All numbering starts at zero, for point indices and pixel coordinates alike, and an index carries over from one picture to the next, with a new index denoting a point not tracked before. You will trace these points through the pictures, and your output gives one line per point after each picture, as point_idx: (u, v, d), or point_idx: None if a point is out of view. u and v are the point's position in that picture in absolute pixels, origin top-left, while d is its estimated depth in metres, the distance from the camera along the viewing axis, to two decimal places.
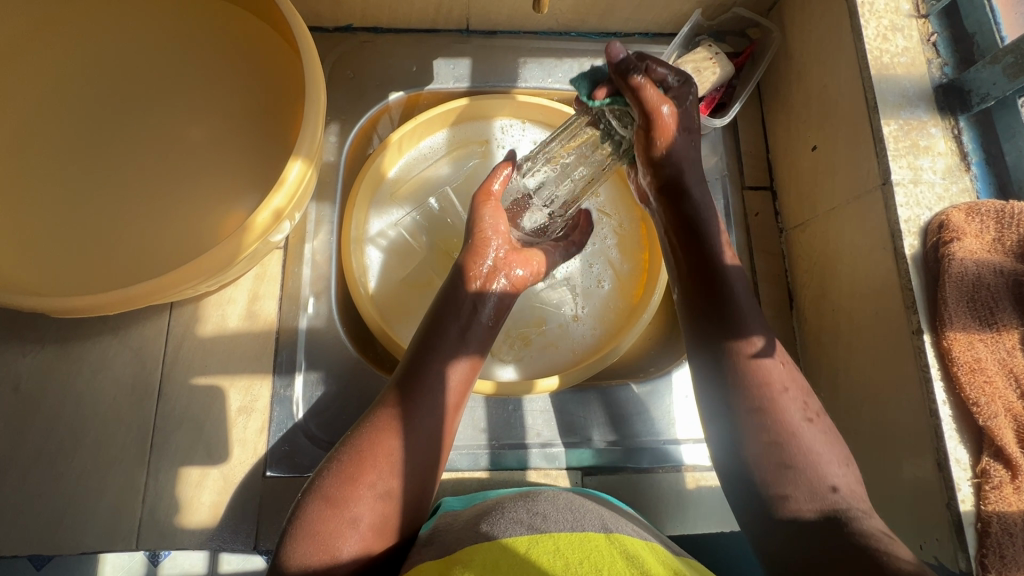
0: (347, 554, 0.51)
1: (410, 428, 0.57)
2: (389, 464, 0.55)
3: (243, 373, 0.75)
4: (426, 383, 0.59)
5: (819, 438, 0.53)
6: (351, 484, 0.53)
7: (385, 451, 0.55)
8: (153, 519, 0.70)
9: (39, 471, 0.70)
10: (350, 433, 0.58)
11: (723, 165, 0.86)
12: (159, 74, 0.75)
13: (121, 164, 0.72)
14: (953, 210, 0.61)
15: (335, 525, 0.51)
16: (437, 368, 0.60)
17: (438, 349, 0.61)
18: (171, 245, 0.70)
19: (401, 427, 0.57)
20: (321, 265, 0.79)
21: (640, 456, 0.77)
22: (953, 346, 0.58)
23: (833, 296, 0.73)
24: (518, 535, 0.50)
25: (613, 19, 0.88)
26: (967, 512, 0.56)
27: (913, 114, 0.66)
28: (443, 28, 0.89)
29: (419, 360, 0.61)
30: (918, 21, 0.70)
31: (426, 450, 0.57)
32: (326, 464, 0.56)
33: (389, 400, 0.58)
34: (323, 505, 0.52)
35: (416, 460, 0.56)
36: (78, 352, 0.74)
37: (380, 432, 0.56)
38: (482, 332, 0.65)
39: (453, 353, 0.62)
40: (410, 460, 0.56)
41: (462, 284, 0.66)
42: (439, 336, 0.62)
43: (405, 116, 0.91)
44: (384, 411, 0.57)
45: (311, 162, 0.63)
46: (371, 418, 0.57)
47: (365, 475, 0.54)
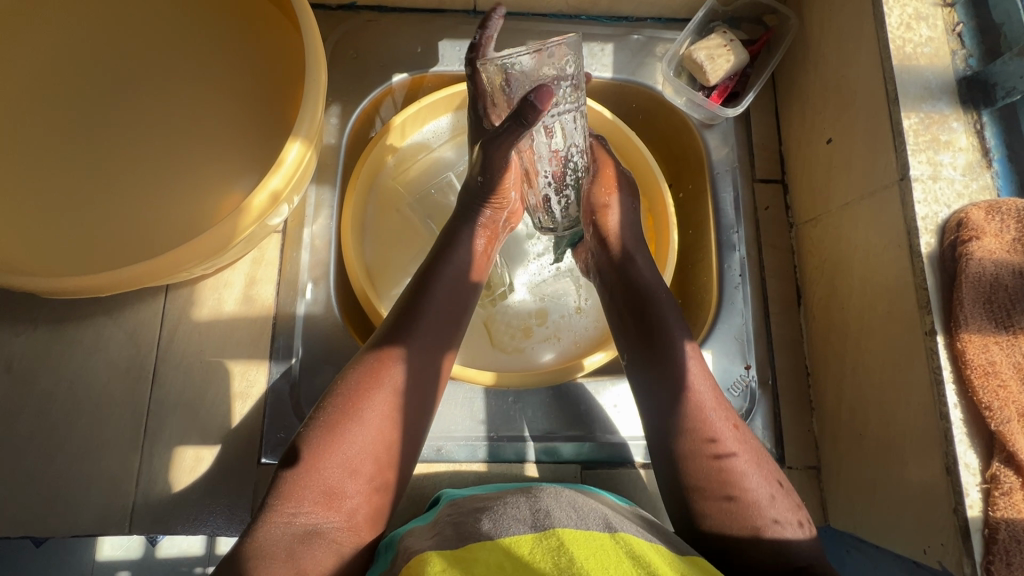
0: (342, 495, 0.51)
1: (406, 373, 0.57)
2: (384, 407, 0.55)
3: (239, 359, 0.74)
4: (421, 328, 0.60)
5: (751, 462, 0.57)
6: (329, 452, 0.52)
7: (384, 394, 0.55)
8: (147, 504, 0.69)
9: (31, 452, 0.69)
10: (344, 374, 0.57)
11: (734, 156, 0.83)
12: (157, 49, 0.73)
13: (117, 142, 0.71)
14: (973, 208, 0.59)
15: (334, 466, 0.51)
16: (431, 314, 0.61)
17: (422, 320, 0.60)
18: (167, 226, 0.68)
19: (382, 394, 0.55)
20: (320, 250, 0.78)
21: (640, 452, 0.75)
22: (967, 348, 0.56)
23: (843, 294, 0.72)
24: (522, 535, 0.49)
25: (625, 2, 0.85)
26: (974, 518, 0.54)
27: (934, 107, 0.64)
28: (449, 8, 0.86)
29: (400, 326, 0.59)
30: (944, 10, 0.67)
31: (407, 413, 0.56)
32: (302, 432, 0.54)
33: (383, 341, 0.58)
34: (318, 446, 0.52)
35: (396, 427, 0.55)
36: (72, 333, 0.73)
37: (364, 395, 0.55)
38: (467, 296, 0.64)
39: (427, 317, 0.60)
40: (405, 404, 0.57)
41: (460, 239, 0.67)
42: (421, 304, 0.61)
43: (409, 99, 0.88)
44: (380, 355, 0.57)
45: (311, 144, 0.61)
46: (364, 362, 0.57)
47: (343, 443, 0.52)
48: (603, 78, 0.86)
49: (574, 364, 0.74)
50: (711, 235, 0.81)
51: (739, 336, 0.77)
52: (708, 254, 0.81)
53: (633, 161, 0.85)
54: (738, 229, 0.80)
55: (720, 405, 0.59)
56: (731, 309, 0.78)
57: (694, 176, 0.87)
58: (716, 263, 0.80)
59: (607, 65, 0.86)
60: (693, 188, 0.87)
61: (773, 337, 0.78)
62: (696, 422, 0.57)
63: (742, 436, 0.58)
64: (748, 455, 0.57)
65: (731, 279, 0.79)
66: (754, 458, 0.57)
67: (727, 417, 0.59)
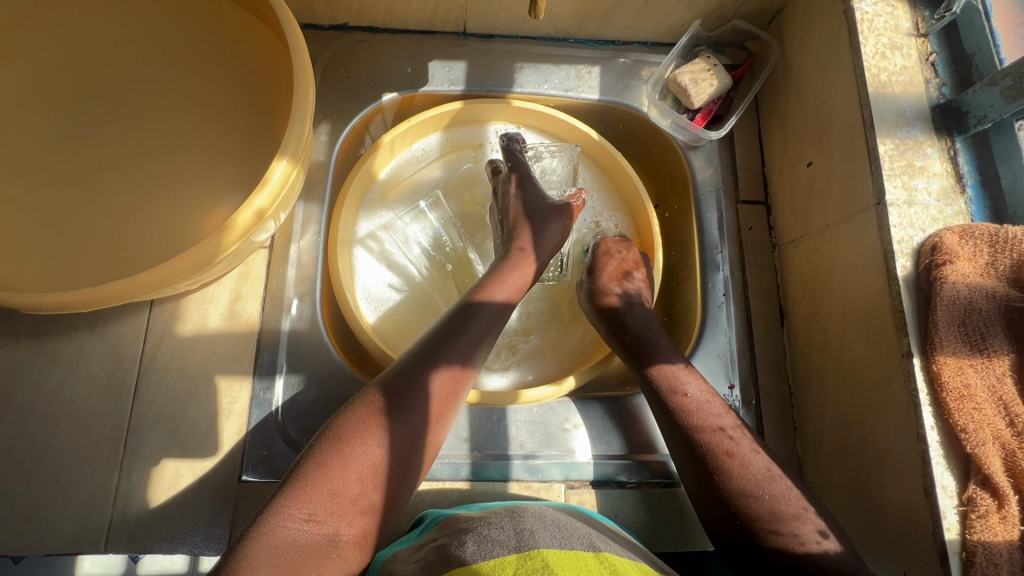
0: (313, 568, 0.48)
1: (389, 442, 0.55)
2: (370, 474, 0.53)
3: (222, 375, 0.73)
4: (410, 393, 0.58)
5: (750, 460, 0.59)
6: (337, 481, 0.52)
7: (366, 466, 0.53)
8: (124, 522, 0.68)
9: (7, 469, 0.69)
10: (324, 434, 0.55)
11: (718, 178, 0.84)
12: (148, 67, 0.74)
13: (105, 157, 0.71)
14: (947, 232, 0.60)
15: (306, 537, 0.49)
16: (419, 378, 0.59)
17: (449, 352, 0.61)
18: (151, 242, 0.68)
19: (390, 432, 0.55)
20: (307, 266, 0.78)
21: (624, 471, 0.75)
22: (943, 370, 0.57)
23: (824, 314, 0.73)
24: (507, 555, 0.49)
25: (611, 26, 0.87)
26: (952, 541, 0.55)
27: (909, 133, 0.66)
28: (439, 30, 0.88)
29: (409, 367, 0.60)
30: (917, 40, 0.69)
31: (411, 457, 0.56)
32: (308, 459, 0.53)
33: (370, 402, 0.57)
34: (291, 515, 0.50)
35: (401, 467, 0.55)
36: (53, 348, 0.72)
37: (349, 460, 0.53)
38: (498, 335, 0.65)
39: (446, 357, 0.61)
40: (389, 475, 0.55)
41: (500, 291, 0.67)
42: (446, 343, 0.61)
43: (398, 117, 0.90)
44: (361, 417, 0.55)
45: (297, 162, 0.62)
46: (348, 425, 0.55)
47: (350, 474, 0.53)
48: (590, 99, 0.88)
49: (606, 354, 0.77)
50: (696, 254, 0.82)
51: (723, 355, 0.78)
52: (693, 273, 0.83)
53: (619, 180, 0.87)
54: (721, 249, 0.82)
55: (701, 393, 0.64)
56: (715, 328, 0.79)
57: (679, 196, 0.88)
58: (700, 282, 0.81)
59: (594, 87, 0.87)
60: (679, 208, 0.88)
61: (757, 356, 0.79)
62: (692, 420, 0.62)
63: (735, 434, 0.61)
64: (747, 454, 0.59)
65: (715, 298, 0.80)
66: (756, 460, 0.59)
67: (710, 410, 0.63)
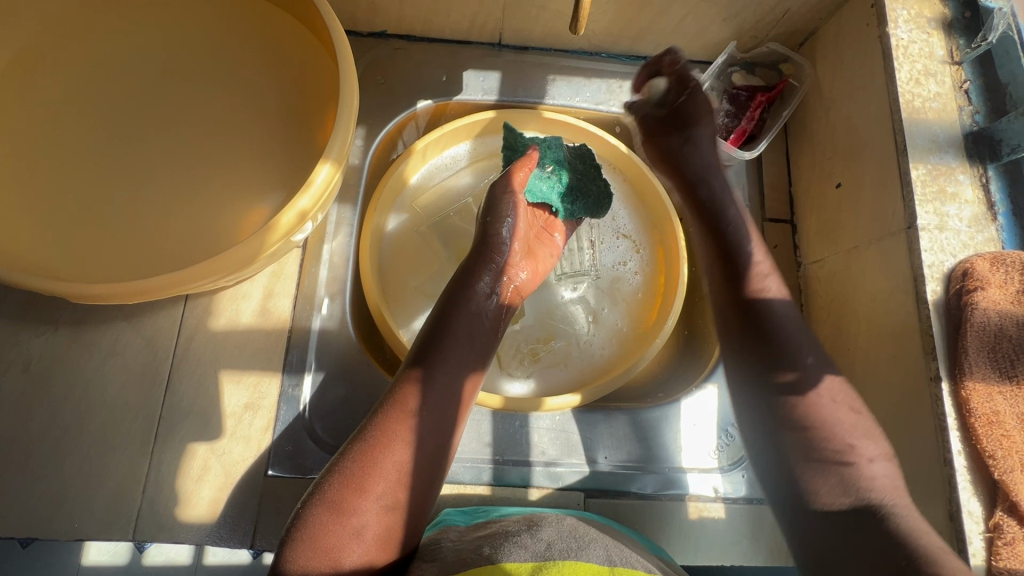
0: (342, 563, 0.50)
1: (417, 440, 0.56)
2: (397, 475, 0.54)
3: (252, 370, 0.75)
4: (438, 390, 0.59)
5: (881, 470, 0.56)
6: (385, 452, 0.54)
7: (393, 465, 0.54)
8: (152, 511, 0.69)
9: (40, 454, 0.70)
10: (358, 433, 0.56)
11: (745, 196, 0.86)
12: (193, 68, 0.75)
13: (149, 153, 0.73)
14: (978, 259, 0.61)
15: (336, 535, 0.51)
16: (447, 376, 0.60)
17: (449, 354, 0.61)
18: (191, 238, 0.70)
19: (424, 401, 0.58)
20: (338, 266, 0.80)
21: (643, 481, 0.76)
22: (972, 396, 0.57)
23: (849, 335, 0.73)
24: (522, 563, 0.50)
25: (645, 43, 0.88)
26: (978, 566, 0.55)
27: (942, 159, 0.66)
28: (475, 40, 0.89)
29: (442, 366, 0.60)
30: (952, 67, 0.70)
31: (442, 432, 0.58)
32: (358, 436, 0.56)
33: (405, 397, 0.58)
34: (324, 515, 0.51)
35: (433, 441, 0.57)
36: (89, 337, 0.74)
37: (380, 459, 0.54)
38: (482, 343, 0.65)
39: (467, 359, 0.62)
40: (416, 474, 0.55)
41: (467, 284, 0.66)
42: (448, 339, 0.62)
43: (431, 124, 0.91)
44: (392, 417, 0.56)
45: (340, 166, 0.63)
46: (380, 423, 0.56)
47: (395, 447, 0.55)
48: (620, 114, 0.89)
49: (602, 385, 0.76)
50: None
51: None
52: None
53: (645, 195, 0.89)
54: None
55: (836, 391, 0.59)
56: None
57: None
58: None
59: (624, 102, 0.89)
60: None
61: None
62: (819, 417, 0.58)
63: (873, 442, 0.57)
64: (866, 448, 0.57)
65: None
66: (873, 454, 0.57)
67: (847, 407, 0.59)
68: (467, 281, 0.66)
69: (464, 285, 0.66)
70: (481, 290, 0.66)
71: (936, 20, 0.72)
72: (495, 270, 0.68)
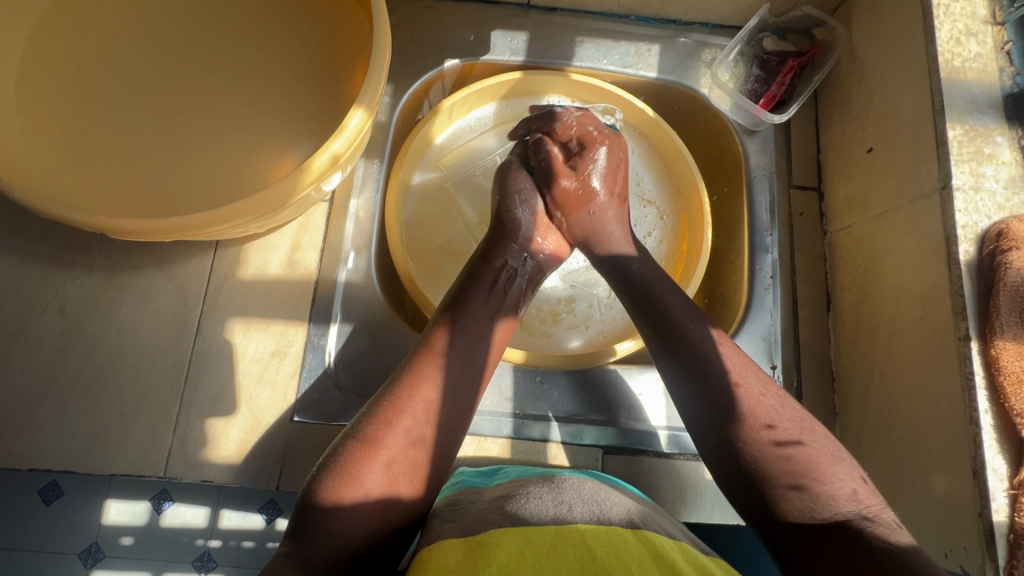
0: (368, 489, 0.51)
1: (444, 381, 0.57)
2: (424, 412, 0.55)
3: (280, 319, 0.76)
4: (464, 334, 0.60)
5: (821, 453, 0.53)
6: (413, 391, 0.56)
7: (420, 401, 0.55)
8: (183, 451, 0.71)
9: (76, 393, 0.72)
10: (393, 376, 0.58)
11: (773, 163, 0.85)
12: (224, 18, 0.76)
13: (181, 101, 0.74)
14: (1014, 220, 0.60)
15: (365, 464, 0.52)
16: (474, 322, 0.61)
17: (475, 303, 0.62)
18: (223, 185, 0.71)
19: (453, 346, 0.59)
20: (364, 221, 0.80)
21: (661, 441, 0.76)
22: (1002, 355, 0.57)
23: (876, 300, 0.72)
24: (543, 526, 0.50)
25: (675, 5, 0.87)
26: (1000, 523, 0.55)
27: (980, 120, 0.65)
28: (504, 0, 0.89)
29: (470, 316, 0.61)
30: (994, 28, 0.69)
31: (469, 376, 0.58)
32: (386, 384, 0.57)
33: (430, 346, 0.59)
34: (355, 448, 0.53)
35: (459, 383, 0.57)
36: (123, 281, 0.76)
37: (408, 396, 0.55)
38: (510, 300, 0.65)
39: (497, 310, 0.63)
40: (442, 413, 0.56)
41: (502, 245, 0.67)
42: (474, 292, 0.63)
43: (457, 85, 0.91)
44: (422, 360, 0.58)
45: (372, 114, 0.63)
46: (409, 367, 0.57)
47: (420, 388, 0.56)
48: (648, 77, 0.89)
49: (609, 349, 0.76)
50: (745, 236, 0.83)
51: (767, 335, 0.79)
52: (740, 255, 0.83)
53: (671, 160, 0.88)
54: (771, 232, 0.82)
55: (765, 388, 0.56)
56: (761, 309, 0.80)
57: (730, 179, 0.89)
58: (748, 264, 0.82)
59: (652, 66, 0.88)
60: (729, 191, 0.89)
61: (802, 340, 0.79)
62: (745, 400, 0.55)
63: (804, 422, 0.55)
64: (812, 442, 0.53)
65: (762, 280, 0.81)
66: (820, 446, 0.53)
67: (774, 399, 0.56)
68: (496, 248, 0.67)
69: (487, 260, 0.66)
70: (505, 265, 0.65)
71: None
72: (522, 248, 0.67)
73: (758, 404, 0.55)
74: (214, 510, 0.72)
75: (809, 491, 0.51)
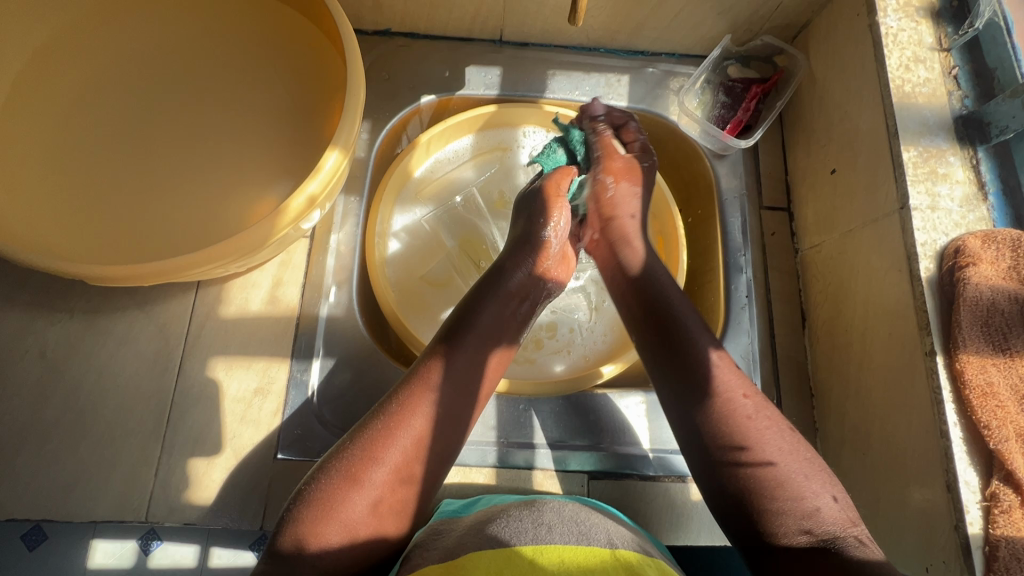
0: (355, 527, 0.51)
1: (434, 414, 0.57)
2: (412, 446, 0.55)
3: (262, 356, 0.76)
4: (458, 365, 0.60)
5: (800, 471, 0.53)
6: (402, 425, 0.55)
7: (410, 436, 0.55)
8: (164, 493, 0.71)
9: (55, 438, 0.72)
10: (379, 406, 0.58)
11: (743, 186, 0.88)
12: (202, 63, 0.78)
13: (161, 145, 0.75)
14: (970, 236, 0.63)
15: (352, 502, 0.52)
16: (468, 354, 0.61)
17: (473, 333, 0.63)
18: (204, 226, 0.72)
19: (444, 380, 0.59)
20: (345, 256, 0.82)
21: (646, 464, 0.77)
22: (966, 368, 0.59)
23: (847, 316, 0.74)
24: (520, 547, 0.50)
25: (642, 37, 0.91)
26: (976, 535, 0.56)
27: (932, 142, 0.68)
28: (477, 37, 0.92)
29: (464, 346, 0.61)
30: (941, 54, 0.72)
31: (459, 406, 0.59)
32: (371, 416, 0.57)
33: (422, 380, 0.59)
34: (340, 486, 0.52)
35: (452, 414, 0.58)
36: (104, 324, 0.76)
37: (398, 431, 0.55)
38: (511, 330, 0.66)
39: (490, 340, 0.63)
40: (432, 446, 0.56)
41: (493, 289, 0.66)
42: (467, 323, 0.63)
43: (434, 118, 0.94)
44: (412, 393, 0.57)
45: (347, 153, 0.65)
46: (395, 399, 0.57)
47: (412, 422, 0.56)
48: (619, 107, 0.92)
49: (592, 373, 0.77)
50: (719, 257, 0.85)
51: (745, 355, 0.79)
52: (716, 276, 0.85)
53: None
54: (745, 253, 0.84)
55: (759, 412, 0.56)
56: (738, 328, 0.81)
57: (703, 202, 0.91)
58: (723, 284, 0.83)
59: (623, 95, 0.91)
60: (702, 213, 0.91)
61: (779, 358, 0.81)
62: (731, 423, 0.55)
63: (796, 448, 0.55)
64: (787, 463, 0.53)
65: (738, 300, 0.82)
66: (800, 465, 0.54)
67: (768, 422, 0.56)
68: (501, 272, 0.67)
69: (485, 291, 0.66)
70: (505, 301, 0.66)
71: (925, 8, 0.74)
72: (520, 275, 0.68)
73: (755, 428, 0.55)
74: (204, 548, 0.77)
75: (790, 513, 0.51)
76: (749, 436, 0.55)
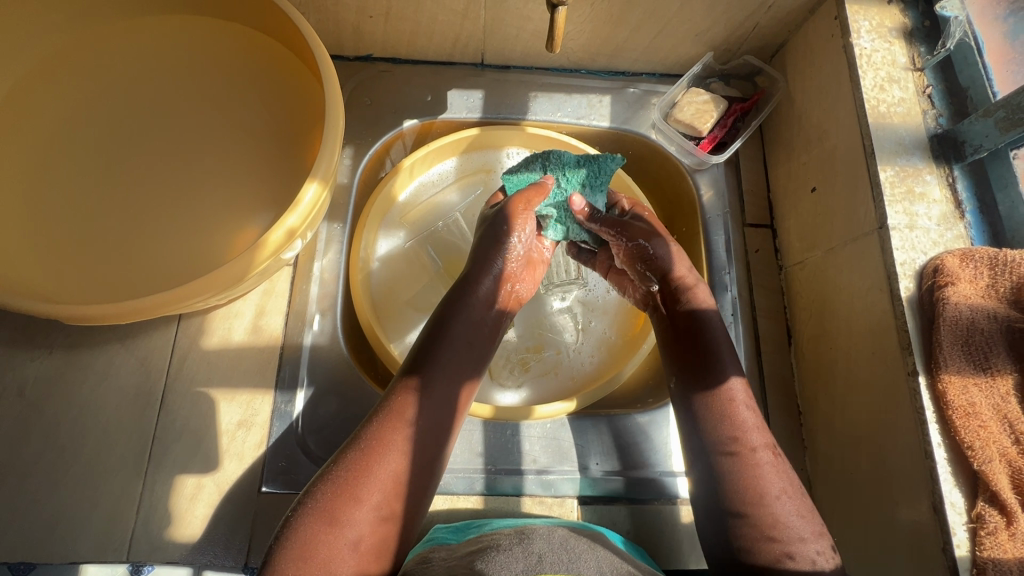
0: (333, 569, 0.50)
1: (409, 450, 0.57)
2: (389, 483, 0.55)
3: (245, 388, 0.76)
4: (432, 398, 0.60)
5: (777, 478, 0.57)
6: (379, 461, 0.55)
7: (386, 473, 0.55)
8: (146, 532, 0.69)
9: (33, 478, 0.70)
10: (353, 441, 0.57)
11: (725, 203, 0.88)
12: (181, 95, 0.78)
13: (139, 179, 0.75)
14: (948, 255, 0.63)
15: (330, 544, 0.51)
16: (440, 386, 0.61)
17: (442, 363, 0.62)
18: (184, 259, 0.71)
19: (419, 415, 0.59)
20: (329, 283, 0.81)
21: (636, 488, 0.76)
22: (948, 389, 0.59)
23: (831, 334, 0.74)
24: None
25: (622, 59, 0.91)
26: (963, 558, 0.56)
27: (909, 161, 0.69)
28: (458, 61, 0.92)
29: (436, 376, 0.61)
30: (914, 74, 0.73)
31: (434, 440, 0.59)
32: (350, 448, 0.56)
33: (392, 412, 0.58)
34: (319, 527, 0.51)
35: (426, 448, 0.58)
36: (83, 359, 0.75)
37: (374, 467, 0.54)
38: (480, 352, 0.66)
39: (458, 368, 0.63)
40: (408, 482, 0.56)
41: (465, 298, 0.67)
42: (437, 352, 0.63)
43: (418, 142, 0.94)
44: (385, 427, 0.57)
45: (327, 184, 0.65)
46: (370, 434, 0.57)
47: (387, 459, 0.55)
48: (601, 127, 0.92)
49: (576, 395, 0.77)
50: (704, 275, 0.85)
51: None
52: None
53: None
54: (729, 270, 0.84)
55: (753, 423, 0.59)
56: None
57: (687, 219, 0.92)
58: None
59: (604, 115, 0.92)
60: (687, 231, 0.92)
61: (766, 376, 0.81)
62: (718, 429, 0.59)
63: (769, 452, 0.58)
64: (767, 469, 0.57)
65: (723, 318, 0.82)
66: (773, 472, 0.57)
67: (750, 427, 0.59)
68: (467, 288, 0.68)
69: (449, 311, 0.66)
70: (468, 321, 0.66)
71: (898, 29, 0.75)
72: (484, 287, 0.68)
73: (743, 434, 0.59)
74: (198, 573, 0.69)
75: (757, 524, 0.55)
76: (738, 441, 0.58)
